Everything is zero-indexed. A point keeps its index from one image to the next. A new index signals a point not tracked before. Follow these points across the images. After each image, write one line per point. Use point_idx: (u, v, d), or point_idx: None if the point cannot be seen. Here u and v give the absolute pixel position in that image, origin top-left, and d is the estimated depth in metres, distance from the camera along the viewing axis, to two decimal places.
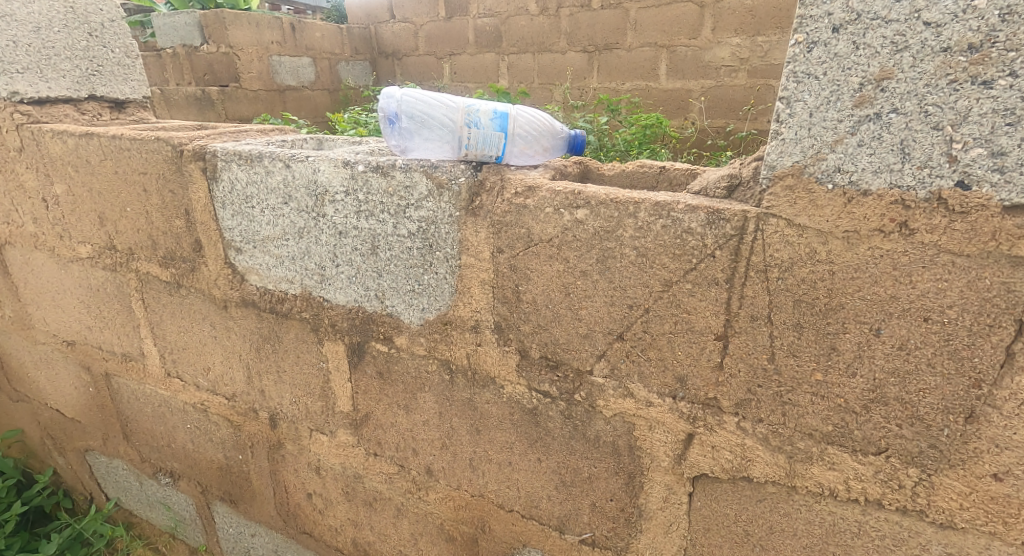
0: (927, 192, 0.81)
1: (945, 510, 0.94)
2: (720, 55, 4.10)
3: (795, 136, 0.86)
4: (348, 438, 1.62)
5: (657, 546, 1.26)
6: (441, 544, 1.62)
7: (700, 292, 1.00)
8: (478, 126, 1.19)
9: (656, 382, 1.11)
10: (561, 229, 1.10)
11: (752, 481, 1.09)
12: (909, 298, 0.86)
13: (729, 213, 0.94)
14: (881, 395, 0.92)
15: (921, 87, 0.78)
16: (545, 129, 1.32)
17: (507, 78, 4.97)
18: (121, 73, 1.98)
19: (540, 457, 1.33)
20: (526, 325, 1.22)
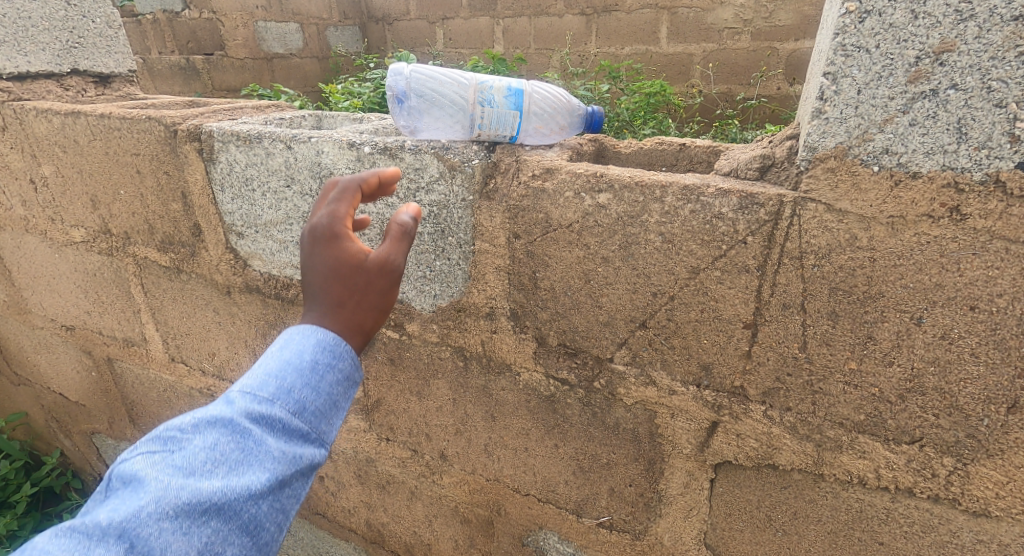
0: (983, 173, 0.77)
1: (979, 498, 0.92)
2: (723, 17, 3.97)
3: (840, 115, 0.81)
4: (359, 423, 1.60)
5: (677, 529, 1.25)
6: (455, 526, 1.61)
7: (729, 279, 0.97)
8: (492, 102, 1.14)
9: (680, 370, 1.09)
10: (582, 214, 1.05)
11: (777, 468, 1.07)
12: (956, 286, 0.83)
13: (764, 197, 0.90)
14: (919, 384, 0.89)
15: (985, 60, 0.73)
16: (559, 110, 1.25)
17: (502, 43, 4.78)
18: (103, 45, 1.89)
19: (557, 443, 1.31)
20: (544, 312, 1.19)
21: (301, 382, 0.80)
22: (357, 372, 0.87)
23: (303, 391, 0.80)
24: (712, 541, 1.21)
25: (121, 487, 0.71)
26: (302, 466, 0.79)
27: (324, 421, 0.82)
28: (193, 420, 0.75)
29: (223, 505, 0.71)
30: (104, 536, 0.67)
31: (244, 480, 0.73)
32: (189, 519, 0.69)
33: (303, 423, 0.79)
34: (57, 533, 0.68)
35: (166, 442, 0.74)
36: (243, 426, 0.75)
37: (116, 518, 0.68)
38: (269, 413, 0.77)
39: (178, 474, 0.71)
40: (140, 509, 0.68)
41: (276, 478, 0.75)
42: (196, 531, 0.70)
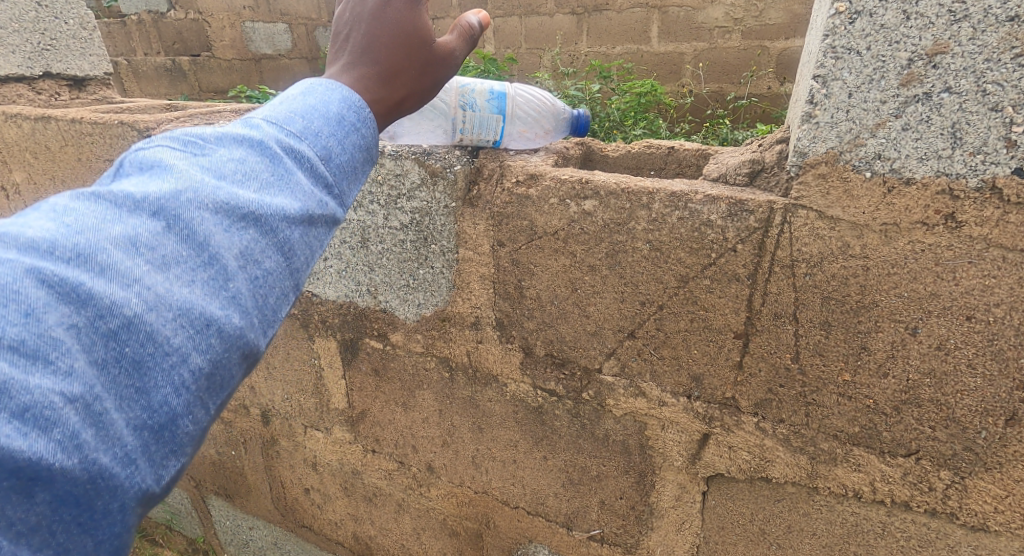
0: (979, 180, 0.74)
1: (977, 513, 0.89)
2: (714, 16, 3.92)
3: (831, 120, 0.78)
4: (344, 435, 1.56)
5: (669, 543, 1.21)
6: (444, 539, 1.57)
7: (719, 288, 0.93)
8: (475, 110, 1.09)
9: (670, 381, 1.06)
10: (567, 221, 1.02)
11: (770, 481, 1.04)
12: (951, 296, 0.80)
13: (754, 203, 0.86)
14: (915, 396, 0.86)
15: (980, 62, 0.70)
16: (542, 116, 1.20)
17: (493, 43, 4.59)
18: (77, 47, 1.83)
19: (546, 455, 1.27)
20: (530, 322, 1.15)
21: (328, 131, 0.70)
22: (375, 143, 0.77)
23: (330, 140, 0.70)
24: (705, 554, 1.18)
25: (143, 169, 0.61)
26: (331, 216, 0.69)
27: (348, 182, 0.72)
28: (217, 133, 0.65)
29: (261, 214, 0.62)
30: (133, 209, 0.57)
31: (277, 200, 0.63)
32: (224, 220, 0.60)
33: (332, 172, 0.70)
34: (74, 200, 0.57)
35: (193, 142, 0.64)
36: (276, 151, 0.65)
37: (149, 194, 0.58)
38: (299, 145, 0.67)
39: (210, 172, 0.62)
40: (177, 192, 0.59)
41: (310, 209, 0.66)
42: (235, 232, 0.60)
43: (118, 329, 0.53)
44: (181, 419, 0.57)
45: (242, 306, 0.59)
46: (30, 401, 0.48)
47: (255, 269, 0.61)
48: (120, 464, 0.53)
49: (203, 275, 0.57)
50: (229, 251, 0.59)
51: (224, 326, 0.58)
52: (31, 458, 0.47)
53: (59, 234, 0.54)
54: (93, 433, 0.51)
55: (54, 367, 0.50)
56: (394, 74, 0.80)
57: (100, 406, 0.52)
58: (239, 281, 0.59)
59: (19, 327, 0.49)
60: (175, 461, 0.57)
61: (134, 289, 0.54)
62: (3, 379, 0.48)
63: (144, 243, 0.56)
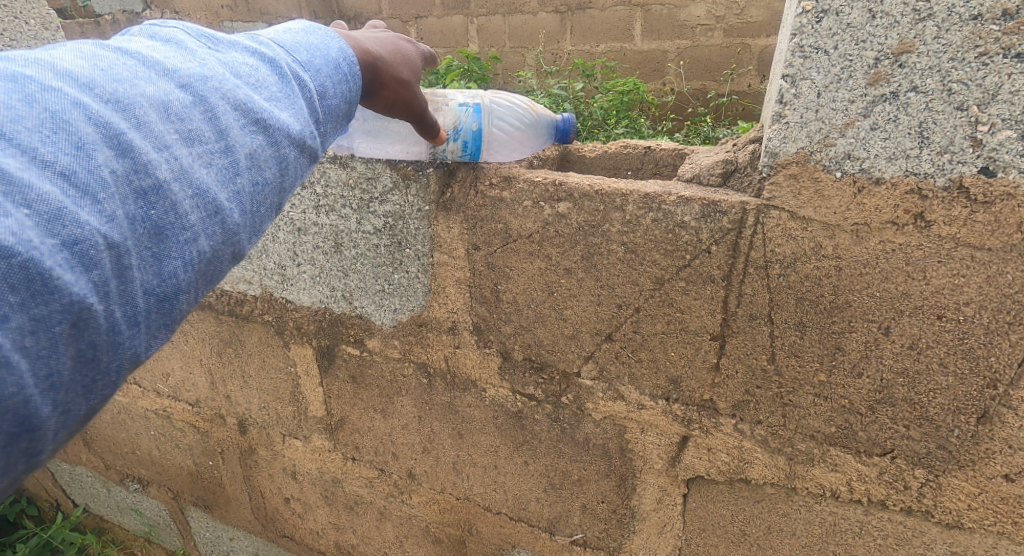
0: (946, 179, 0.74)
1: (952, 510, 0.89)
2: (696, 14, 3.89)
3: (800, 119, 0.77)
4: (323, 443, 1.54)
5: (651, 546, 1.20)
6: (427, 546, 1.55)
7: (695, 290, 0.92)
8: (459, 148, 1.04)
9: (648, 384, 1.05)
10: (542, 223, 1.01)
11: (749, 483, 1.04)
12: (923, 295, 0.79)
13: (726, 204, 0.86)
14: (889, 395, 0.86)
15: (945, 62, 0.70)
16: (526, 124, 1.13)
17: (476, 42, 4.47)
18: (38, 47, 1.77)
19: (526, 460, 1.26)
20: (507, 326, 1.14)
21: (328, 72, 0.72)
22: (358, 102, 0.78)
23: (328, 80, 0.72)
24: None
25: (162, 45, 0.61)
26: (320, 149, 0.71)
27: (334, 124, 0.74)
28: (232, 40, 0.66)
29: (273, 122, 0.63)
30: (163, 77, 0.58)
31: (284, 116, 0.65)
32: (240, 117, 0.61)
33: (325, 110, 0.72)
34: (102, 51, 0.56)
35: (210, 38, 0.65)
36: (286, 71, 0.67)
37: (178, 69, 0.59)
38: (304, 74, 0.69)
39: (228, 68, 0.63)
40: (204, 78, 0.60)
41: (308, 134, 0.67)
42: (251, 133, 0.61)
43: (149, 189, 0.53)
44: (181, 298, 0.56)
45: (243, 205, 0.60)
46: (80, 234, 0.48)
47: (257, 175, 0.62)
48: (127, 323, 0.52)
49: (218, 162, 0.58)
50: (244, 148, 0.60)
51: (228, 215, 0.58)
52: (73, 294, 0.47)
53: (98, 77, 0.54)
54: (117, 284, 0.51)
55: (100, 207, 0.50)
56: (392, 62, 0.85)
57: (128, 257, 0.51)
58: (245, 180, 0.60)
59: (71, 158, 0.49)
60: (164, 335, 0.56)
61: (163, 155, 0.54)
62: (56, 201, 0.47)
63: (174, 112, 0.56)
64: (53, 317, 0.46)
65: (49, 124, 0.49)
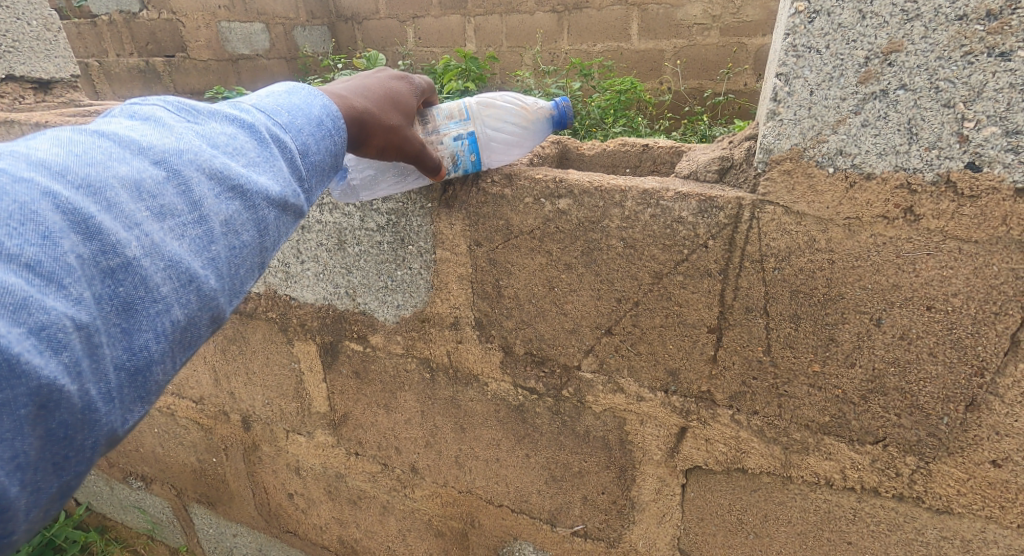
0: (935, 174, 0.76)
1: (942, 496, 0.91)
2: (692, 13, 3.90)
3: (794, 117, 0.80)
4: (327, 439, 1.56)
5: (650, 535, 1.23)
6: (429, 540, 1.57)
7: (692, 284, 0.95)
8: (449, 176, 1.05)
9: (646, 376, 1.07)
10: (543, 220, 1.03)
11: (746, 472, 1.06)
12: (913, 287, 0.82)
13: (723, 200, 0.88)
14: (881, 384, 0.88)
15: (932, 60, 0.72)
16: (520, 130, 1.07)
17: (474, 43, 4.58)
18: (41, 49, 1.80)
19: (528, 452, 1.28)
20: (509, 321, 1.16)
21: (309, 130, 0.75)
22: (343, 154, 0.81)
23: (309, 138, 0.75)
24: (686, 546, 1.19)
25: (142, 122, 0.65)
26: (302, 207, 0.73)
27: (320, 179, 0.77)
28: (212, 109, 0.70)
29: (249, 187, 0.66)
30: (138, 155, 0.61)
31: (262, 179, 0.67)
32: (215, 186, 0.64)
33: (308, 167, 0.74)
34: (81, 137, 0.60)
35: (190, 111, 0.68)
36: (264, 135, 0.70)
37: (153, 146, 0.62)
38: (284, 135, 0.72)
39: (206, 140, 0.66)
40: (179, 151, 0.63)
41: (287, 194, 0.70)
42: (226, 200, 0.64)
43: (118, 267, 0.56)
44: (157, 365, 0.59)
45: (220, 270, 0.63)
46: (46, 320, 0.51)
47: (235, 239, 0.64)
48: (101, 398, 0.55)
49: (193, 232, 0.61)
50: (218, 216, 0.63)
51: (203, 283, 0.61)
52: (41, 377, 0.50)
53: (72, 164, 0.57)
54: (88, 362, 0.54)
55: (66, 292, 0.53)
56: (377, 114, 0.86)
57: (97, 336, 0.54)
58: (221, 247, 0.63)
59: (38, 247, 0.52)
60: (141, 408, 0.59)
61: (135, 232, 0.57)
62: (23, 292, 0.50)
63: (147, 190, 0.60)
64: (19, 400, 0.49)
65: (19, 215, 0.52)
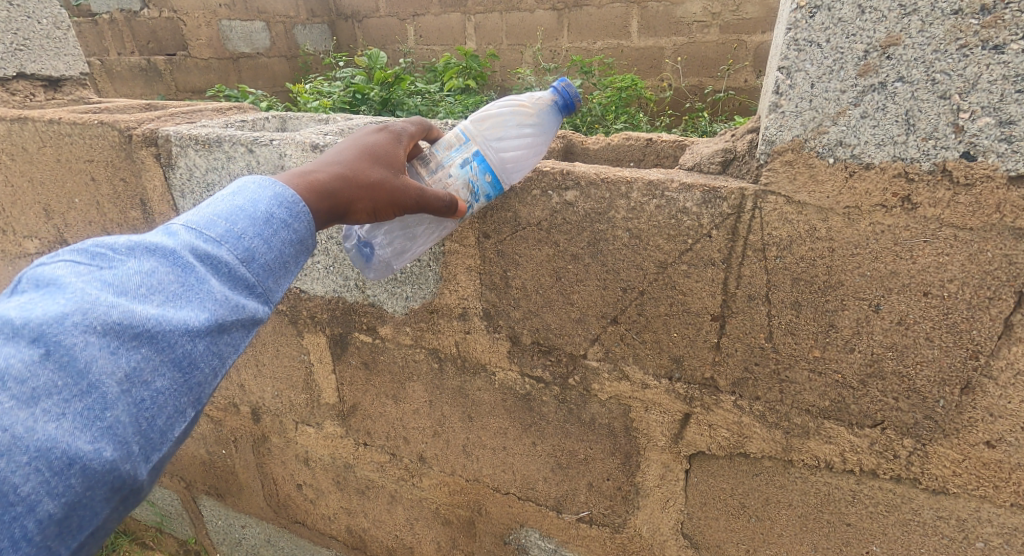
0: (931, 163, 0.79)
1: (938, 477, 0.95)
2: (691, 10, 3.91)
3: (796, 109, 0.83)
4: (335, 429, 1.59)
5: (655, 521, 1.26)
6: (436, 528, 1.60)
7: (696, 273, 0.98)
8: (473, 203, 1.01)
9: (651, 364, 1.10)
10: (550, 212, 1.05)
11: (748, 456, 1.09)
12: (910, 274, 0.85)
13: (726, 190, 0.91)
14: (879, 369, 0.91)
15: (929, 53, 0.75)
16: (525, 133, 1.02)
17: (474, 40, 4.61)
18: (51, 47, 1.82)
19: (534, 440, 1.31)
20: (517, 311, 1.19)
21: (253, 232, 0.73)
22: (310, 237, 0.81)
23: (253, 241, 0.73)
24: (689, 530, 1.22)
25: (37, 291, 0.60)
26: (242, 324, 0.70)
27: (275, 280, 0.75)
28: (129, 242, 0.66)
29: (163, 325, 0.62)
30: (10, 338, 0.56)
31: (180, 314, 0.64)
32: (118, 341, 0.59)
33: (256, 272, 0.73)
34: None
35: (97, 259, 0.64)
36: (187, 260, 0.67)
37: (30, 320, 0.57)
38: (218, 251, 0.70)
39: (109, 290, 0.62)
40: (62, 316, 0.58)
41: (215, 320, 0.66)
42: (124, 354, 0.60)
43: None
44: None
45: (120, 435, 0.59)
46: None
47: (141, 391, 0.61)
48: None
49: (80, 405, 0.57)
50: (113, 376, 0.59)
51: (91, 461, 0.57)
52: None
53: None
54: None
55: None
56: (349, 178, 0.86)
57: None
58: (120, 409, 0.59)
59: None
60: None
61: None
62: None
63: (15, 377, 0.54)
64: None
65: None
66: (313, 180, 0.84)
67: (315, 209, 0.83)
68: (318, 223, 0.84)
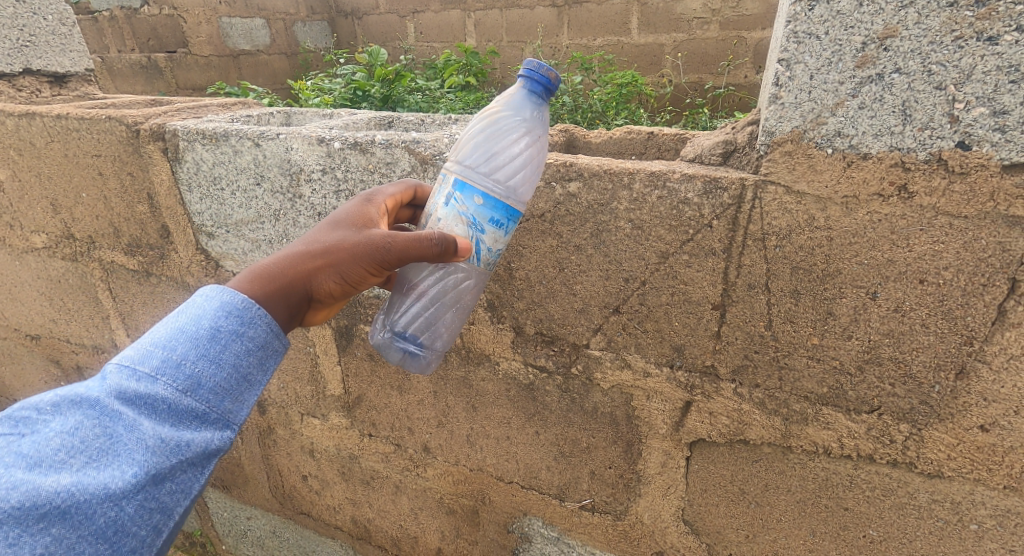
0: (927, 153, 0.81)
1: (933, 461, 0.97)
2: (691, 7, 3.93)
3: (795, 100, 0.85)
4: (341, 421, 1.61)
5: (656, 508, 1.28)
6: (441, 518, 1.62)
7: (697, 262, 1.00)
8: (482, 237, 0.97)
9: (653, 352, 1.12)
10: (553, 203, 1.07)
11: (748, 443, 1.11)
12: (906, 261, 0.87)
13: (727, 181, 0.93)
14: (876, 355, 0.93)
15: (925, 45, 0.77)
16: (497, 131, 1.01)
17: (474, 37, 4.63)
18: (57, 43, 1.84)
19: (537, 430, 1.33)
20: (521, 302, 1.21)
21: (194, 355, 0.79)
22: (270, 333, 0.86)
23: (194, 365, 0.78)
24: (690, 517, 1.24)
25: None
26: (181, 460, 0.76)
27: (226, 398, 0.81)
28: (54, 400, 0.75)
29: (84, 491, 0.71)
30: None
31: (100, 477, 0.72)
32: (21, 526, 0.68)
33: (200, 398, 0.78)
34: None
35: (24, 425, 0.74)
36: (106, 412, 0.74)
37: None
38: (148, 391, 0.76)
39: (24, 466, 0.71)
40: None
41: (137, 476, 0.73)
42: (35, 537, 0.69)
43: None
44: None
45: None
46: None
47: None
48: None
49: None
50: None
51: None
52: None
53: None
54: None
55: None
56: (304, 253, 0.93)
57: None
58: None
59: None
60: None
61: None
62: None
63: None
64: None
65: None
66: (270, 263, 0.91)
67: (268, 290, 0.88)
68: (279, 303, 0.89)
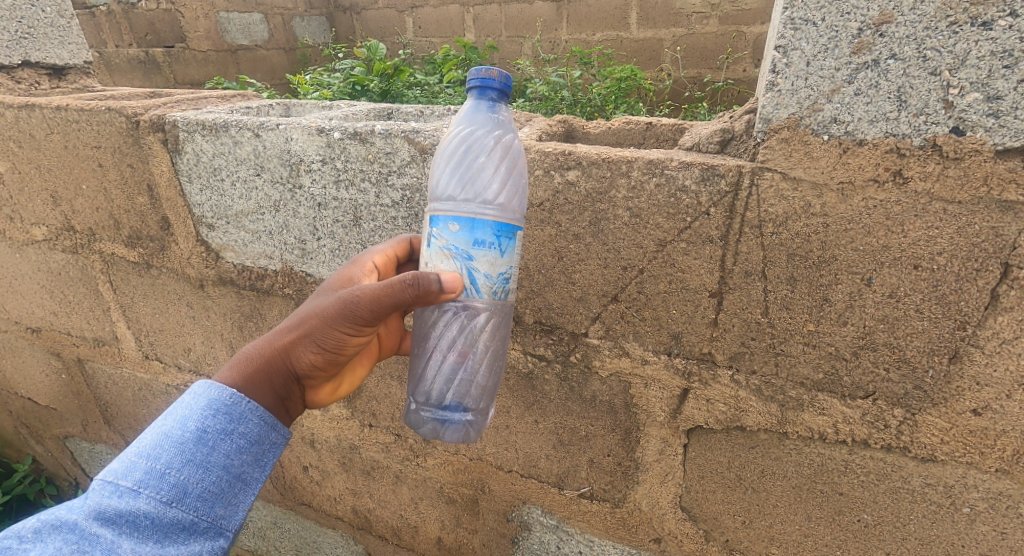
0: (922, 138, 0.82)
1: (927, 445, 0.98)
2: (691, 2, 3.93)
3: (792, 87, 0.86)
4: (341, 411, 1.62)
5: (654, 495, 1.29)
6: (440, 507, 1.63)
7: (695, 250, 1.01)
8: (472, 265, 0.96)
9: (651, 340, 1.13)
10: (552, 192, 1.08)
11: (744, 430, 1.12)
12: (901, 247, 0.88)
13: (724, 168, 0.94)
14: (871, 341, 0.95)
15: (921, 30, 0.78)
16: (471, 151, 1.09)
17: (473, 32, 4.63)
18: (56, 36, 1.84)
19: (536, 418, 1.35)
20: (519, 292, 1.22)
21: (179, 464, 0.88)
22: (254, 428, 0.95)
23: (180, 475, 0.87)
24: (687, 503, 1.26)
25: None
26: None
27: (207, 508, 0.89)
28: (38, 526, 0.82)
29: None
30: None
31: None
32: None
33: (182, 507, 0.87)
34: None
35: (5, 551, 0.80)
36: (90, 532, 0.82)
37: None
38: (133, 506, 0.84)
39: None
40: None
41: None
42: None
43: None
44: None
45: None
46: None
47: None
48: None
49: None
50: None
51: None
52: None
53: None
54: None
55: None
56: (282, 334, 1.00)
57: None
58: None
59: None
60: None
61: None
62: None
63: None
64: None
65: None
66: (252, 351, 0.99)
67: (251, 377, 0.96)
68: (263, 388, 0.97)
